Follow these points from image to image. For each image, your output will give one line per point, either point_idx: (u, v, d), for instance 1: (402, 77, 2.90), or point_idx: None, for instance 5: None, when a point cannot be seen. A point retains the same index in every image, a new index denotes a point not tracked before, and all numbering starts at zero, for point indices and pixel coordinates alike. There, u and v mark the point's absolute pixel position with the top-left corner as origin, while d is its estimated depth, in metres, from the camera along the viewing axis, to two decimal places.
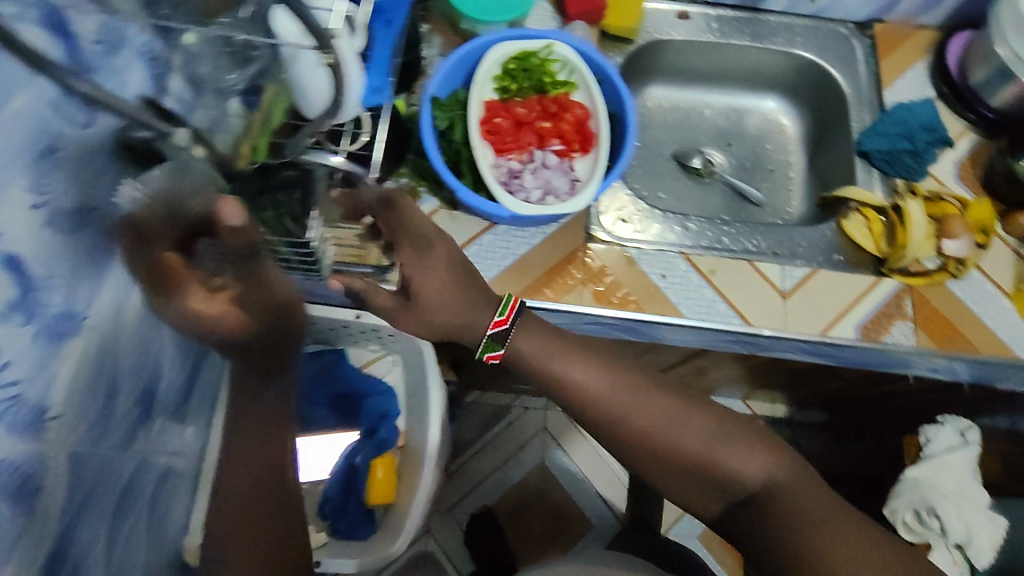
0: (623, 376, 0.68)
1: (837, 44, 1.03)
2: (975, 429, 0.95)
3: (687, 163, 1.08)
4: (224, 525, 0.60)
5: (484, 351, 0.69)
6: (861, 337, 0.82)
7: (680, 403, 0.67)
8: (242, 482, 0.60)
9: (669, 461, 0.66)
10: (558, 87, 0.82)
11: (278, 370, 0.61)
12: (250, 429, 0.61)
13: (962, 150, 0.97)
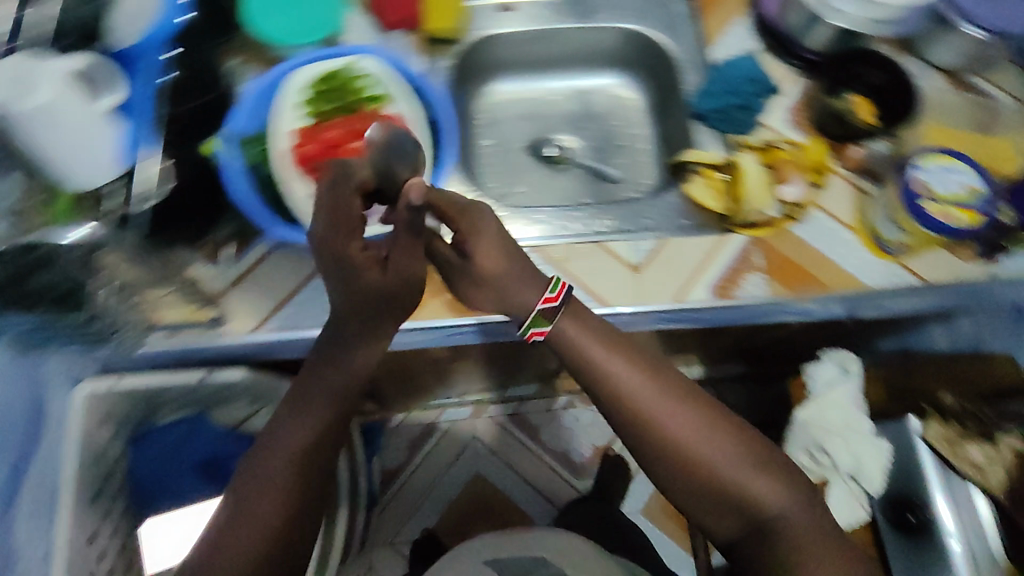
0: (667, 385, 0.72)
1: (659, 12, 1.02)
2: (856, 360, 0.97)
3: (541, 153, 1.07)
4: (237, 541, 0.64)
5: (533, 325, 0.72)
6: (715, 296, 0.83)
7: (708, 417, 0.72)
8: (261, 504, 0.65)
9: (688, 469, 0.71)
10: (366, 103, 0.79)
11: (328, 407, 0.68)
12: (279, 453, 0.67)
13: (793, 95, 0.96)
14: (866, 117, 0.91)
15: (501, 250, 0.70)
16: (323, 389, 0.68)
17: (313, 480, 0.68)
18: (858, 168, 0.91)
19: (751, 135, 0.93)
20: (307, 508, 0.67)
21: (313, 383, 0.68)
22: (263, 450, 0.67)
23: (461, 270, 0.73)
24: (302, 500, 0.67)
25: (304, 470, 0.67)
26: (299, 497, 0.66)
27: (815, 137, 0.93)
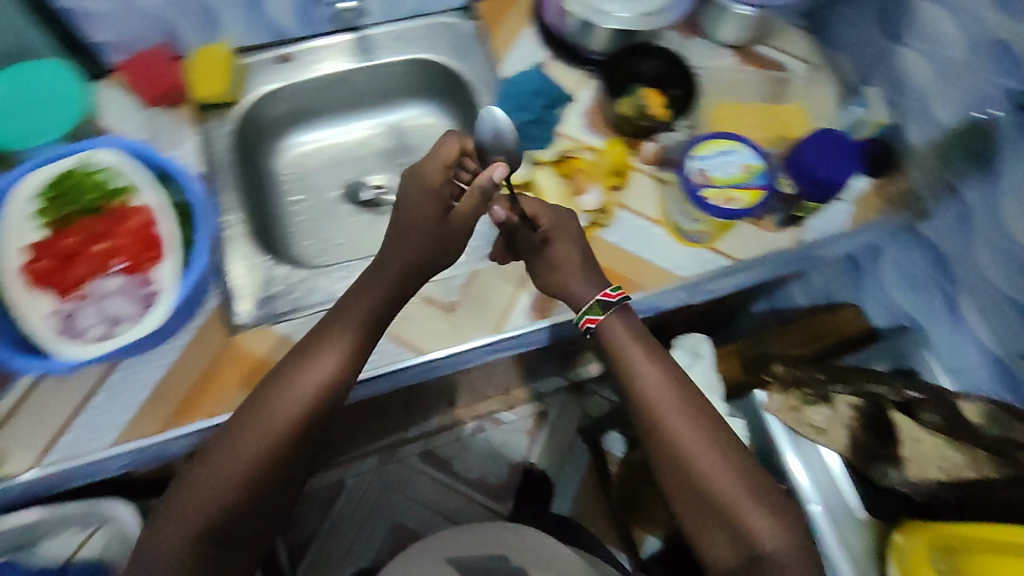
0: (685, 396, 0.73)
1: (446, 39, 1.00)
2: (705, 343, 1.05)
3: (358, 198, 1.01)
4: (162, 535, 0.61)
5: (585, 313, 0.75)
6: (534, 318, 0.83)
7: (716, 438, 0.71)
8: (195, 501, 0.62)
9: (688, 479, 0.69)
10: (108, 200, 0.78)
11: (294, 405, 0.66)
12: (236, 449, 0.64)
13: (586, 99, 0.95)
14: (660, 110, 0.91)
15: (579, 253, 0.78)
16: (297, 397, 0.66)
17: (261, 487, 0.64)
18: (657, 160, 0.90)
19: (549, 148, 0.91)
20: (245, 517, 0.64)
21: (287, 392, 0.66)
22: (240, 429, 0.65)
23: (540, 257, 0.79)
24: (241, 508, 0.63)
25: (257, 476, 0.64)
26: (239, 503, 0.63)
27: (614, 136, 0.92)
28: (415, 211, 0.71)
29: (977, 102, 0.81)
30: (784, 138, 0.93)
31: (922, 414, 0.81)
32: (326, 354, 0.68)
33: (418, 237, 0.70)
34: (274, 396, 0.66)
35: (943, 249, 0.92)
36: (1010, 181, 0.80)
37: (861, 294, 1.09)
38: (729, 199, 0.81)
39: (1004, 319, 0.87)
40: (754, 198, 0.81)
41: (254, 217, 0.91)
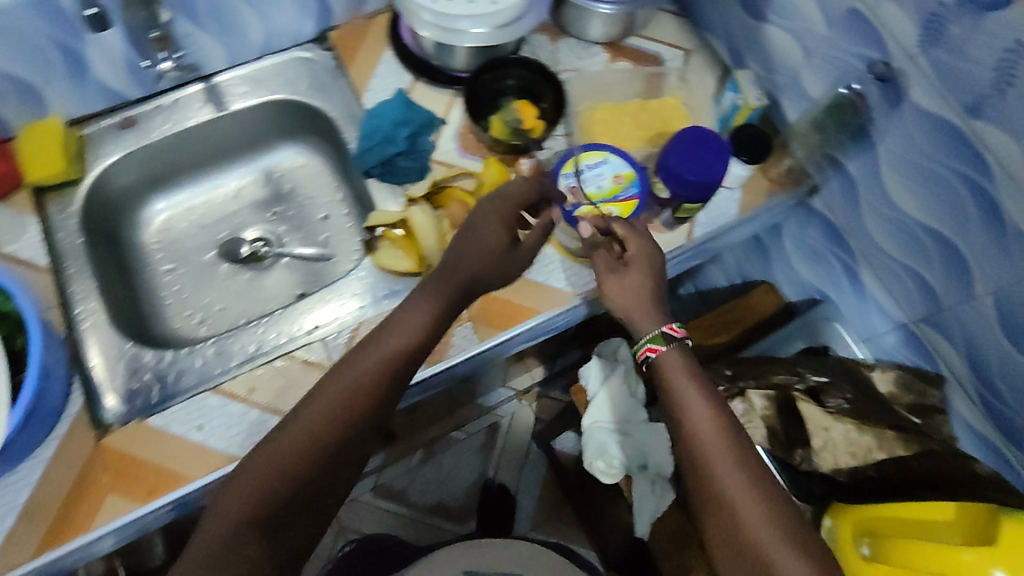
0: (742, 448, 0.63)
1: (302, 75, 0.94)
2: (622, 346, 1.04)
3: (237, 256, 0.97)
4: (210, 523, 0.57)
5: (647, 341, 0.69)
6: (426, 366, 0.80)
7: (767, 492, 0.61)
8: (245, 488, 0.58)
9: (733, 536, 0.59)
10: None
11: (371, 377, 0.64)
12: (316, 415, 0.62)
13: (457, 121, 0.90)
14: (534, 122, 0.87)
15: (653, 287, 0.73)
16: (376, 369, 0.64)
17: (316, 474, 0.61)
18: (537, 176, 0.87)
19: (423, 179, 0.87)
20: (298, 507, 0.60)
21: (381, 358, 0.65)
22: (314, 400, 0.63)
23: (615, 278, 0.73)
24: (297, 493, 0.60)
25: (316, 459, 0.61)
26: (295, 488, 0.60)
27: (491, 155, 0.88)
28: (486, 228, 0.71)
29: (843, 74, 0.79)
30: (666, 133, 0.90)
31: (829, 400, 0.80)
32: (400, 336, 0.67)
33: (484, 250, 0.71)
34: (378, 353, 0.66)
35: (837, 221, 0.91)
36: (886, 150, 0.78)
37: (770, 269, 1.10)
38: (603, 215, 0.80)
39: (903, 286, 0.86)
40: (627, 214, 0.80)
41: (114, 301, 0.85)
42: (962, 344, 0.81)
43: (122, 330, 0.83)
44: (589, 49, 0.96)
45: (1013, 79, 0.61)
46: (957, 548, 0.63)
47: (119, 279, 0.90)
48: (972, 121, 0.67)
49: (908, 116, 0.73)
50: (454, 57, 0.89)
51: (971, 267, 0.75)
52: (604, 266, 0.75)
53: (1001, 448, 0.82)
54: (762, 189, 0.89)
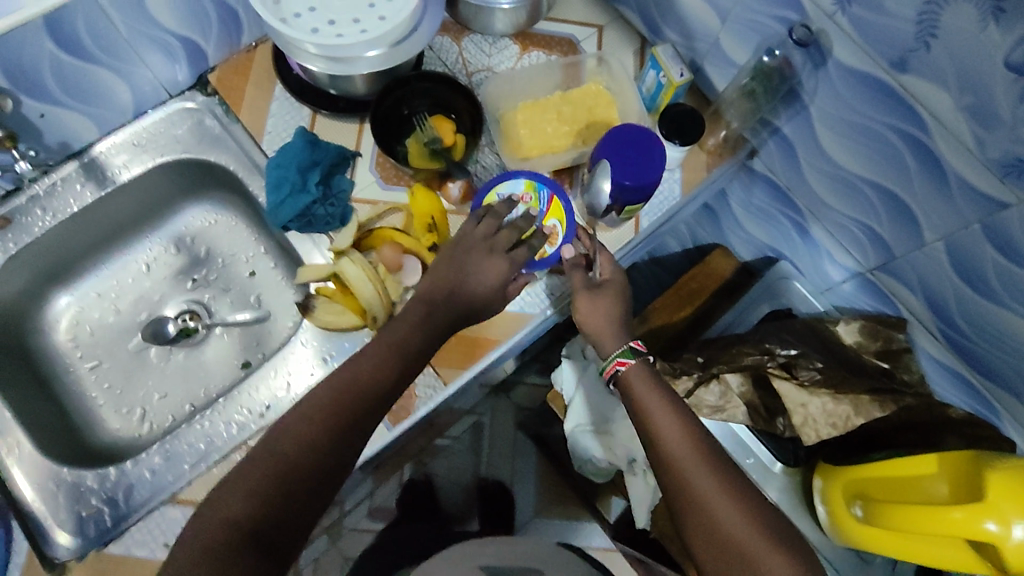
0: (709, 449, 0.62)
1: (188, 129, 0.84)
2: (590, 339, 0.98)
3: (166, 335, 0.89)
4: (195, 535, 0.51)
5: (617, 355, 0.70)
6: (394, 425, 0.76)
7: (739, 493, 0.59)
8: (233, 499, 0.53)
9: (714, 534, 0.57)
10: None
11: (366, 389, 0.61)
12: (310, 420, 0.58)
13: (371, 149, 0.83)
14: (454, 137, 0.81)
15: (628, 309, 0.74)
16: (371, 377, 0.62)
17: (310, 483, 0.56)
18: (469, 197, 0.82)
19: (348, 224, 0.80)
20: (289, 516, 0.54)
21: (370, 369, 0.62)
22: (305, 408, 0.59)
23: (590, 293, 0.73)
24: (290, 497, 0.54)
25: (311, 462, 0.56)
26: (289, 491, 0.54)
27: (414, 182, 0.82)
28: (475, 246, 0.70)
29: (764, 37, 0.75)
30: (594, 124, 0.84)
31: (800, 371, 0.79)
32: (393, 352, 0.64)
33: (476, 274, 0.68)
34: (363, 365, 0.62)
35: (780, 180, 0.89)
36: (819, 110, 0.75)
37: (722, 232, 1.08)
38: (550, 234, 0.77)
39: (853, 236, 0.85)
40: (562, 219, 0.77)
41: (36, 427, 0.78)
42: (918, 288, 0.81)
43: (55, 457, 0.76)
44: (497, 43, 0.89)
45: (935, 31, 0.59)
46: (944, 508, 0.64)
47: (33, 397, 0.82)
48: (900, 76, 0.64)
49: (834, 74, 0.70)
50: (352, 83, 0.81)
51: (917, 215, 0.74)
52: (581, 285, 0.74)
53: (968, 379, 0.83)
54: (702, 164, 0.86)
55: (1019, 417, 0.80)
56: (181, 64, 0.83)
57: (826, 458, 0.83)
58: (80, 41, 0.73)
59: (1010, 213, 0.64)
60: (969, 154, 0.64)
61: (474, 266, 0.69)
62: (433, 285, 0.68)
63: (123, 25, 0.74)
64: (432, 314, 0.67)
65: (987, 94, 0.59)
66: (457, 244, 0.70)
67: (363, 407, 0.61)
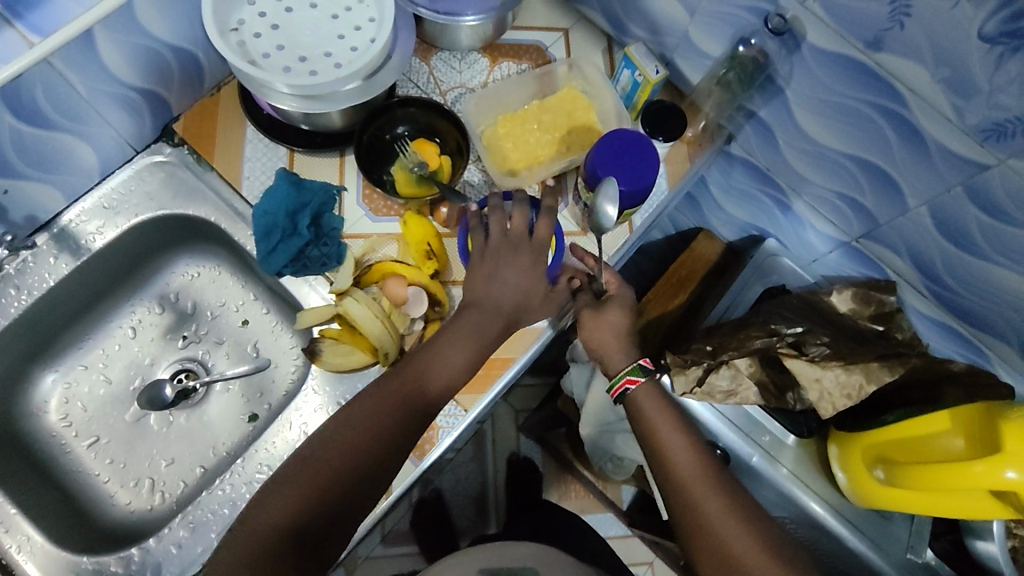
0: (715, 468, 0.64)
1: (159, 183, 0.82)
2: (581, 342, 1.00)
3: (164, 400, 0.84)
4: (247, 530, 0.55)
5: (627, 372, 0.69)
6: (420, 460, 0.75)
7: (745, 515, 0.61)
8: (290, 496, 0.57)
9: (721, 554, 0.59)
10: None
11: (412, 400, 0.63)
12: (354, 431, 0.60)
13: (356, 182, 0.81)
14: (439, 159, 0.80)
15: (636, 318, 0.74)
16: (423, 383, 0.64)
17: (353, 492, 0.58)
18: None
19: (345, 263, 0.78)
20: (330, 525, 0.57)
21: (418, 376, 0.64)
22: (350, 415, 0.61)
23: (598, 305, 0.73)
24: (333, 507, 0.57)
25: (354, 471, 0.59)
26: (331, 500, 0.57)
27: (405, 211, 0.80)
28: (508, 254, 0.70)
29: (737, 27, 0.76)
30: (575, 129, 0.84)
31: (810, 348, 0.82)
32: (438, 364, 0.65)
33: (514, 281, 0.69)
34: (411, 373, 0.64)
35: (760, 162, 0.91)
36: (795, 93, 0.77)
37: (703, 215, 1.10)
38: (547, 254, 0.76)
39: (837, 209, 0.88)
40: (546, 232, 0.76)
41: (44, 518, 0.74)
42: (905, 251, 0.84)
43: (71, 546, 0.72)
44: (466, 58, 0.88)
45: (909, 9, 0.60)
46: (965, 463, 0.66)
47: (35, 487, 0.77)
48: (875, 54, 0.66)
49: (809, 58, 0.72)
50: (329, 120, 0.78)
51: (900, 182, 0.76)
52: (588, 301, 0.74)
53: (958, 330, 0.87)
54: (683, 156, 0.87)
55: (1009, 359, 0.85)
56: (144, 118, 0.79)
57: (838, 426, 0.86)
58: (39, 109, 0.69)
59: (992, 174, 0.67)
60: (949, 123, 0.66)
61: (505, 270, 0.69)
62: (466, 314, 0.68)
63: (83, 87, 0.70)
64: (486, 332, 0.67)
65: (964, 66, 0.61)
66: (485, 255, 0.70)
67: (409, 419, 0.62)
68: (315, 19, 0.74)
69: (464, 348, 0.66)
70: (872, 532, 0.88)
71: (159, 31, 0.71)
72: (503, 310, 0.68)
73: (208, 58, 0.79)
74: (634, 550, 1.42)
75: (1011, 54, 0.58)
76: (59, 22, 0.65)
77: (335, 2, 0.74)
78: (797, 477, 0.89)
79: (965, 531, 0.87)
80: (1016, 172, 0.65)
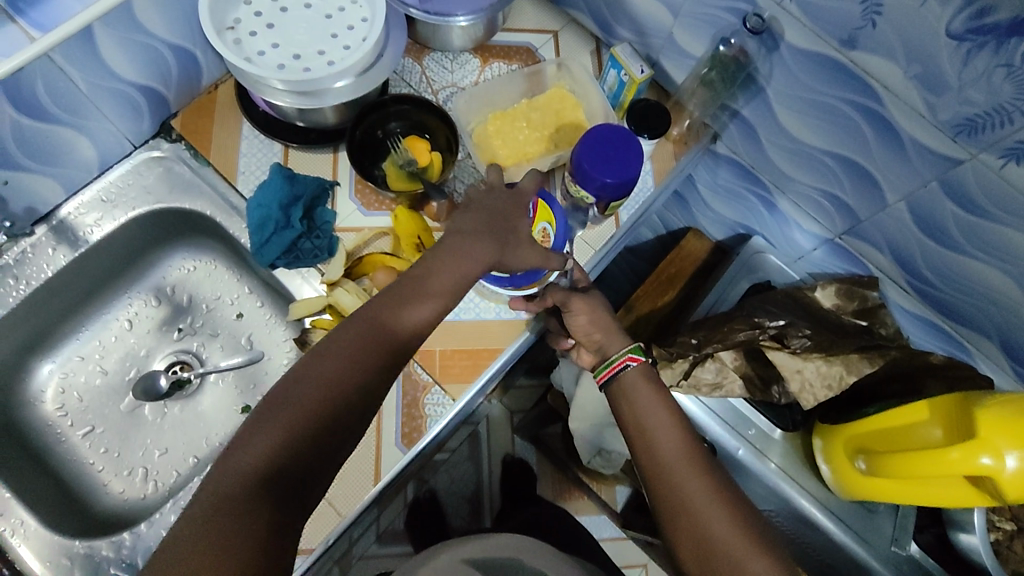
0: (701, 455, 0.64)
1: (157, 178, 0.84)
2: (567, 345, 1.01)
3: (159, 391, 0.86)
4: (219, 477, 0.50)
5: (627, 351, 0.71)
6: (408, 448, 0.75)
7: (729, 501, 0.60)
8: (267, 442, 0.52)
9: (701, 542, 0.58)
10: None
11: (393, 337, 0.59)
12: (335, 370, 0.56)
13: (349, 177, 0.83)
14: (431, 157, 0.81)
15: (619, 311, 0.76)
16: (400, 322, 0.60)
17: (332, 435, 0.55)
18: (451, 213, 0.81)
19: (336, 254, 0.80)
20: (309, 471, 0.54)
21: (395, 314, 0.59)
22: (327, 350, 0.57)
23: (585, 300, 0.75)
24: (312, 451, 0.53)
25: (338, 414, 0.55)
26: (311, 444, 0.53)
27: (396, 205, 0.82)
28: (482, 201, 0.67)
29: (718, 28, 0.78)
30: (563, 126, 0.86)
31: (791, 340, 0.83)
32: (415, 297, 0.61)
33: (485, 219, 0.65)
34: (389, 304, 0.60)
35: (745, 160, 0.93)
36: (775, 91, 0.80)
37: (692, 215, 1.12)
38: (544, 238, 0.74)
39: (819, 205, 0.90)
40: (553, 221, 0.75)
41: (40, 503, 0.76)
42: (886, 247, 0.86)
43: (64, 530, 0.74)
44: (458, 59, 0.90)
45: (879, 8, 0.63)
46: (942, 450, 0.68)
47: (30, 472, 0.79)
48: (850, 52, 0.68)
49: (788, 57, 0.74)
50: (322, 115, 0.81)
51: (878, 178, 0.78)
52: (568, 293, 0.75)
53: (941, 326, 0.89)
54: (669, 154, 0.90)
55: (990, 354, 0.86)
56: (142, 115, 0.81)
57: (822, 420, 0.88)
58: (41, 103, 0.71)
59: (964, 168, 0.69)
60: (922, 118, 0.68)
61: (481, 211, 0.66)
62: (454, 242, 0.64)
63: (83, 82, 0.72)
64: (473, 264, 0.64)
65: (933, 63, 0.63)
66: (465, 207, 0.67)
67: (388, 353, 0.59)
68: (308, 18, 0.76)
69: (450, 281, 0.62)
70: (856, 524, 0.89)
71: (158, 31, 0.74)
72: (497, 246, 0.64)
73: (205, 57, 0.81)
74: (630, 552, 1.40)
75: (978, 51, 0.60)
76: (61, 19, 0.68)
77: (329, 3, 0.77)
78: (784, 471, 0.90)
79: (948, 523, 0.87)
80: (988, 167, 0.67)
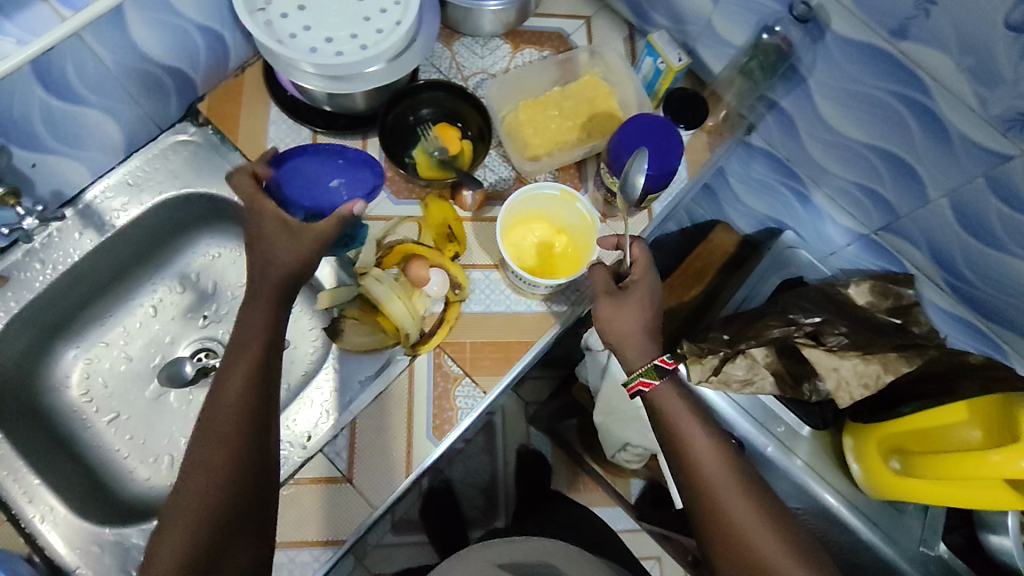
0: (742, 467, 0.63)
1: (183, 162, 0.83)
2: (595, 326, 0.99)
3: (184, 377, 0.85)
4: None
5: (640, 376, 0.65)
6: (439, 440, 0.74)
7: (771, 515, 0.60)
8: (174, 541, 0.54)
9: (748, 559, 0.59)
10: None
11: (244, 400, 0.59)
12: (203, 457, 0.57)
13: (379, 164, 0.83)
14: (461, 145, 0.80)
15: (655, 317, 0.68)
16: (249, 382, 0.60)
17: (237, 494, 0.56)
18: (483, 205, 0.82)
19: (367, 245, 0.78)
20: (235, 536, 0.56)
21: (238, 380, 0.60)
22: (195, 443, 0.58)
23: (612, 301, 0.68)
24: (225, 519, 0.55)
25: (229, 488, 0.56)
26: (221, 515, 0.55)
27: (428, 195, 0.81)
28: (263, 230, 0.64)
29: (761, 15, 0.76)
30: (595, 116, 0.84)
31: (827, 338, 0.83)
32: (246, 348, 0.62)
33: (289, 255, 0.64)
34: (229, 375, 0.60)
35: (780, 152, 0.91)
36: (817, 82, 0.78)
37: (721, 207, 1.10)
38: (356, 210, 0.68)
39: (855, 200, 0.88)
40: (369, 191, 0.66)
41: (67, 489, 0.75)
42: (924, 244, 0.84)
43: (92, 517, 0.74)
44: (489, 44, 0.88)
45: None
46: (982, 452, 0.66)
47: (56, 457, 0.79)
48: (900, 43, 0.66)
49: (832, 46, 0.72)
50: (352, 100, 0.79)
51: (920, 173, 0.76)
52: (602, 288, 0.69)
53: (976, 325, 0.87)
54: (704, 144, 0.88)
55: None
56: (169, 98, 0.80)
57: (854, 419, 0.87)
58: (70, 84, 0.69)
59: (1014, 164, 0.67)
60: (971, 112, 0.66)
61: (275, 246, 0.64)
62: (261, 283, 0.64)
63: (112, 63, 0.71)
64: (284, 292, 0.64)
65: (988, 55, 0.61)
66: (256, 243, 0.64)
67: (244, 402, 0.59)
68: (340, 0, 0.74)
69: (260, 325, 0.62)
70: (884, 523, 0.88)
71: (188, 10, 0.72)
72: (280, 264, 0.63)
73: (234, 38, 0.79)
74: (644, 544, 1.40)
75: None
76: None
77: None
78: (812, 468, 0.89)
79: (978, 524, 0.86)
80: None
